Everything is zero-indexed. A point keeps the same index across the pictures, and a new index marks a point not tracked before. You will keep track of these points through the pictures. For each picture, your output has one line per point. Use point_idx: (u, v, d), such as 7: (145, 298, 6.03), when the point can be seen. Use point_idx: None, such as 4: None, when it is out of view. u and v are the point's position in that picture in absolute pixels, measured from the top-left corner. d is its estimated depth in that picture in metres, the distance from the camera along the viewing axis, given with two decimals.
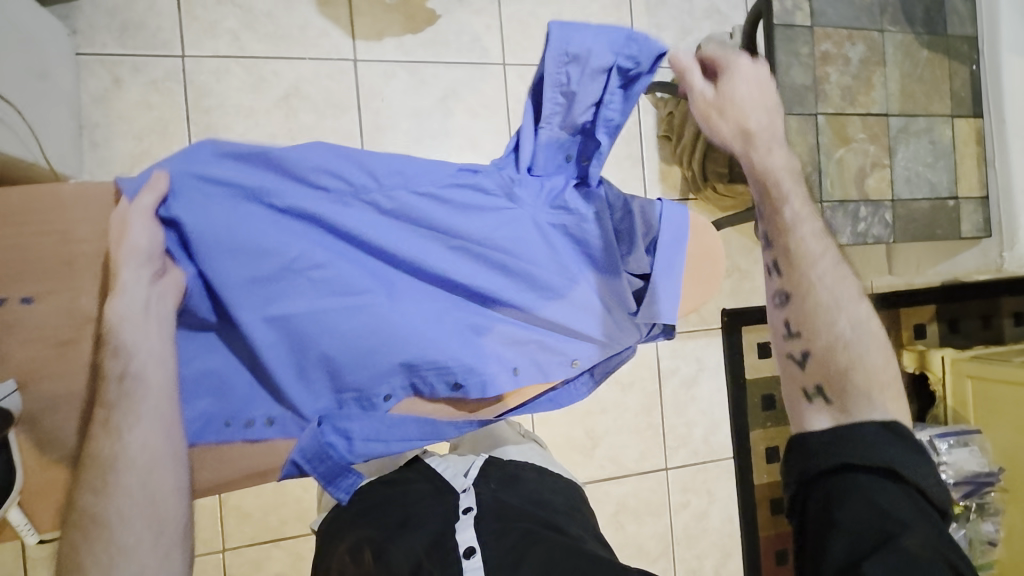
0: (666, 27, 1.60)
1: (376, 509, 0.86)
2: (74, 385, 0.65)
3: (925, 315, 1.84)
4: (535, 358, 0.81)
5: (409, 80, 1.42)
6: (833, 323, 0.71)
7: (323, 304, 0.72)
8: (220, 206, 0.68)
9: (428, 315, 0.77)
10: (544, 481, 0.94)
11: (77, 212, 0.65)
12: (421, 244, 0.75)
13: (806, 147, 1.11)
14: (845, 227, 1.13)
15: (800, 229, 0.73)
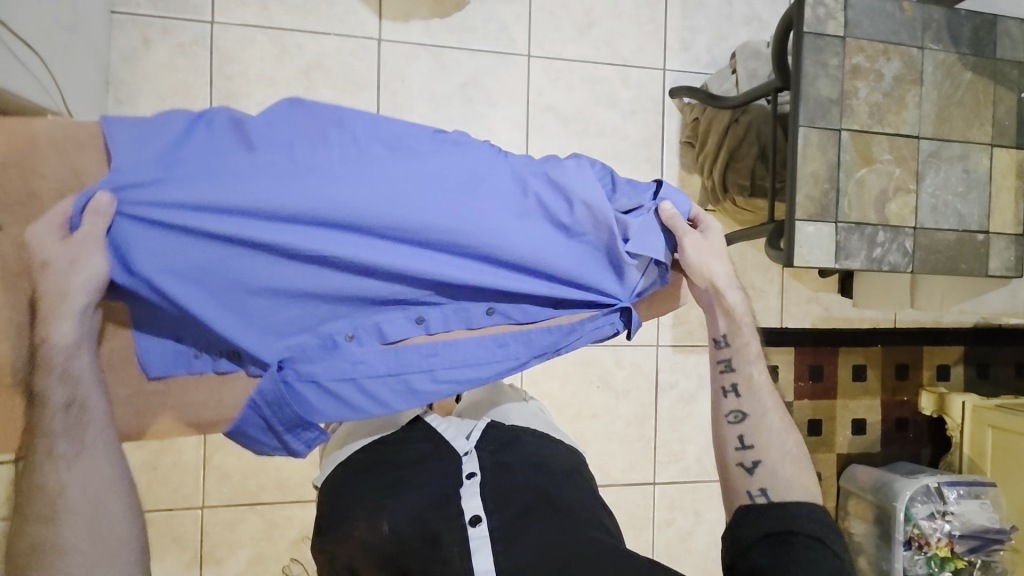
0: (701, 31, 1.56)
1: (365, 469, 0.80)
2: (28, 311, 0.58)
3: (950, 356, 1.75)
4: (517, 315, 0.73)
5: (432, 64, 1.41)
6: (780, 443, 0.83)
7: (277, 239, 0.62)
8: (163, 166, 0.60)
9: (396, 258, 0.67)
10: (549, 446, 0.85)
11: (48, 149, 0.57)
12: (393, 181, 0.66)
13: (826, 164, 1.04)
14: (860, 251, 1.06)
15: (751, 360, 0.85)
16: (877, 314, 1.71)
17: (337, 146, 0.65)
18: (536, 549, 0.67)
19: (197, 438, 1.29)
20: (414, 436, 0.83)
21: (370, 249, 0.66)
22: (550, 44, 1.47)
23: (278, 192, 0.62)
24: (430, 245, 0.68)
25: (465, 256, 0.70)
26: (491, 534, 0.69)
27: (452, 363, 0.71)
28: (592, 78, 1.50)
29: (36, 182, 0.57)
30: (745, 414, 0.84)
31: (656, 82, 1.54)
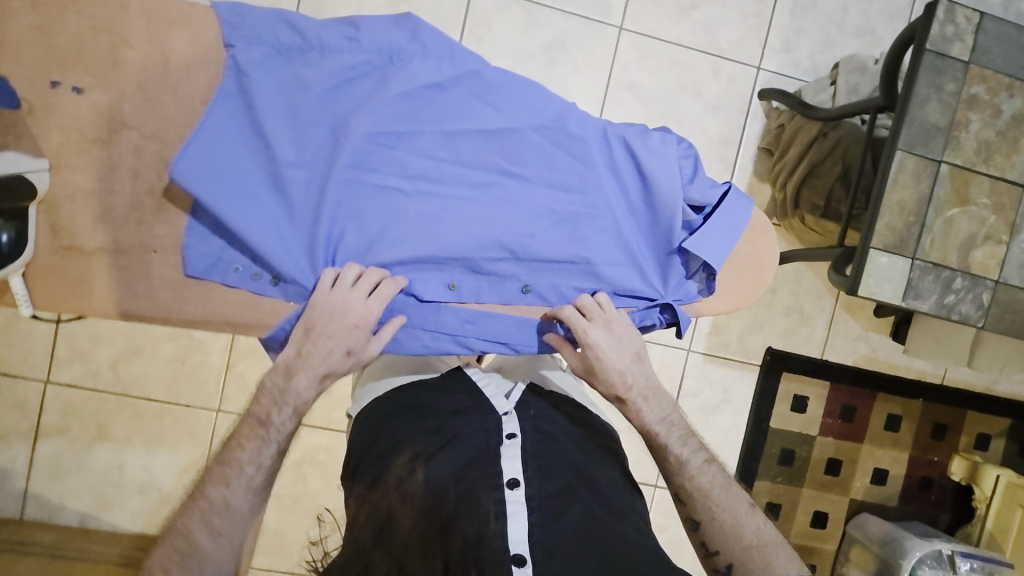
0: (807, 33, 1.46)
1: (409, 411, 0.81)
2: (97, 181, 0.64)
3: (993, 427, 1.65)
4: (558, 284, 0.74)
5: (521, 18, 1.37)
6: (744, 537, 0.71)
7: (359, 151, 0.65)
8: (271, 59, 0.63)
9: (462, 197, 0.70)
10: (585, 420, 0.86)
11: (137, 19, 0.62)
12: (479, 119, 0.68)
13: (916, 196, 0.97)
14: (931, 294, 0.99)
15: (686, 460, 0.74)
16: (925, 366, 1.62)
17: (438, 71, 0.66)
18: (574, 531, 0.65)
19: (225, 343, 1.33)
20: (455, 388, 0.85)
21: (440, 182, 0.69)
22: (646, 20, 1.40)
23: (371, 105, 0.65)
24: (496, 190, 0.70)
25: (527, 211, 0.71)
26: (527, 501, 0.67)
27: (484, 326, 0.73)
28: (681, 63, 1.43)
29: (120, 50, 0.62)
30: (697, 523, 0.73)
31: (747, 80, 1.46)
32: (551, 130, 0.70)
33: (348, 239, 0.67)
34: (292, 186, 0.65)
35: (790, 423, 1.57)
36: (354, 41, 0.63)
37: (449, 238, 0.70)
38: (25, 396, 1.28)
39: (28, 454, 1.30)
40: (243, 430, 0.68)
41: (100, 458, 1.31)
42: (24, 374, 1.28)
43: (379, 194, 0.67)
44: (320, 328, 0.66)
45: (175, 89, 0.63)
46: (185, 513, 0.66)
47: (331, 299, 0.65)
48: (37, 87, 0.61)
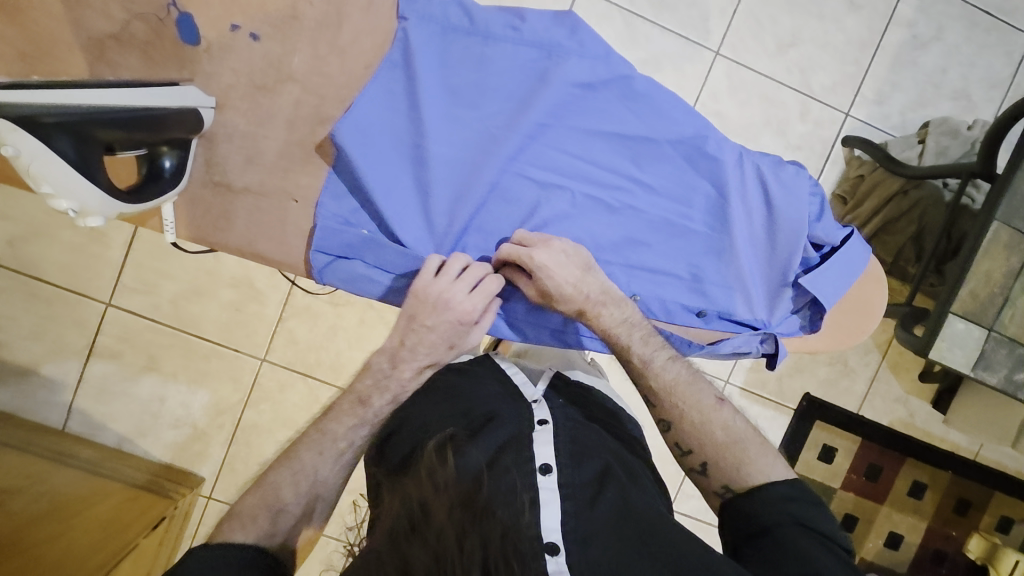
0: (903, 88, 1.45)
1: (443, 392, 0.80)
2: (259, 128, 0.70)
3: (1018, 512, 1.63)
4: (662, 297, 0.79)
5: (622, 29, 1.37)
6: (710, 433, 0.71)
7: (505, 138, 0.72)
8: (441, 39, 0.69)
9: (589, 196, 0.75)
10: (621, 418, 0.87)
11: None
12: (618, 122, 0.73)
13: (1004, 268, 0.96)
14: (1001, 368, 0.98)
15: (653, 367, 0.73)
16: (959, 439, 1.61)
17: (590, 73, 0.71)
18: (609, 515, 0.64)
19: (282, 297, 1.36)
20: (485, 375, 0.84)
21: (570, 178, 0.75)
22: (743, 49, 1.41)
23: (525, 101, 0.72)
24: (621, 195, 0.76)
25: (646, 220, 0.77)
26: (560, 489, 0.66)
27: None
28: (771, 98, 1.43)
29: (300, 5, 0.67)
30: (668, 423, 0.73)
31: (833, 125, 1.46)
32: (685, 145, 0.75)
33: (478, 219, 0.74)
34: (440, 157, 0.72)
35: (815, 472, 1.56)
36: (518, 32, 0.70)
37: (568, 235, 0.76)
38: (85, 315, 1.32)
39: (79, 371, 1.33)
40: (344, 401, 0.76)
41: (145, 387, 1.35)
42: (88, 294, 1.32)
43: (514, 176, 0.74)
44: (425, 319, 0.72)
45: (342, 52, 0.69)
46: (276, 469, 0.74)
47: (429, 291, 0.71)
48: (218, 29, 0.66)
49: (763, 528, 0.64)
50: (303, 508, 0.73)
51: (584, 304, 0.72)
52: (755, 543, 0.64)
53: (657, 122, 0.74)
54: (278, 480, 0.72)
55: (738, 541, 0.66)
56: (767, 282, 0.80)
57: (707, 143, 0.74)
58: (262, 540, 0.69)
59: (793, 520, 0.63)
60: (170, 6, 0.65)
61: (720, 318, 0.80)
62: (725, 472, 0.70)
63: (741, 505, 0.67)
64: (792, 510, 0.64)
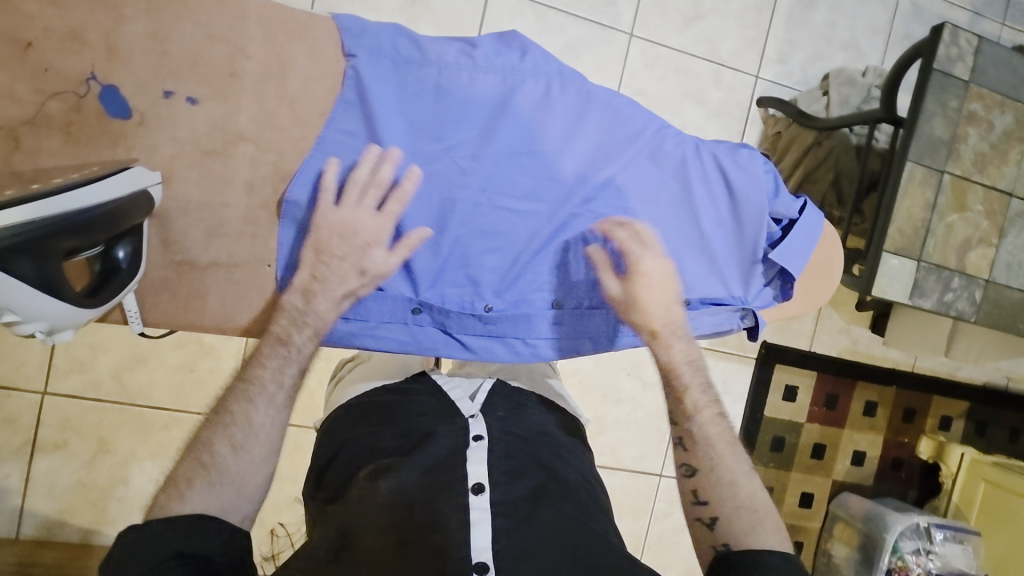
0: (800, 46, 1.56)
1: (380, 416, 0.86)
2: (212, 195, 0.65)
3: (955, 410, 1.82)
4: None
5: (535, 22, 1.41)
6: (733, 492, 0.74)
7: (474, 169, 0.72)
8: (394, 72, 0.67)
9: (564, 213, 0.76)
10: (562, 416, 0.93)
11: (255, 30, 0.62)
12: (579, 131, 0.74)
13: (922, 203, 1.06)
14: (933, 292, 1.08)
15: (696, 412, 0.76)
16: (898, 355, 1.77)
17: (549, 94, 0.72)
18: (542, 530, 0.71)
19: (238, 349, 1.30)
20: (421, 392, 0.89)
21: (542, 192, 0.75)
22: (653, 28, 1.47)
23: (491, 129, 0.71)
24: (595, 207, 0.77)
25: (621, 227, 0.79)
26: (493, 506, 0.72)
27: (571, 329, 0.80)
28: (685, 71, 1.50)
29: (237, 60, 0.62)
30: (694, 469, 0.76)
31: (746, 89, 1.54)
32: (644, 145, 0.77)
33: (457, 248, 0.74)
34: (411, 194, 0.70)
35: (782, 412, 1.68)
36: (471, 59, 0.69)
37: (547, 248, 0.77)
38: (17, 409, 1.20)
39: (22, 471, 1.21)
40: (266, 347, 0.67)
41: (103, 473, 1.25)
42: (18, 386, 1.20)
43: (488, 199, 0.74)
44: (334, 249, 0.66)
45: (294, 101, 0.65)
46: (211, 427, 0.65)
47: (336, 215, 0.66)
48: (149, 97, 0.61)
49: None
50: (243, 481, 0.64)
51: (658, 324, 0.76)
52: None
53: (618, 132, 0.76)
54: (211, 439, 0.64)
55: None
56: (737, 263, 0.85)
57: (664, 143, 0.78)
58: (204, 510, 0.61)
59: None
60: (90, 80, 0.59)
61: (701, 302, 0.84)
62: (732, 532, 0.72)
63: (734, 557, 0.69)
64: None
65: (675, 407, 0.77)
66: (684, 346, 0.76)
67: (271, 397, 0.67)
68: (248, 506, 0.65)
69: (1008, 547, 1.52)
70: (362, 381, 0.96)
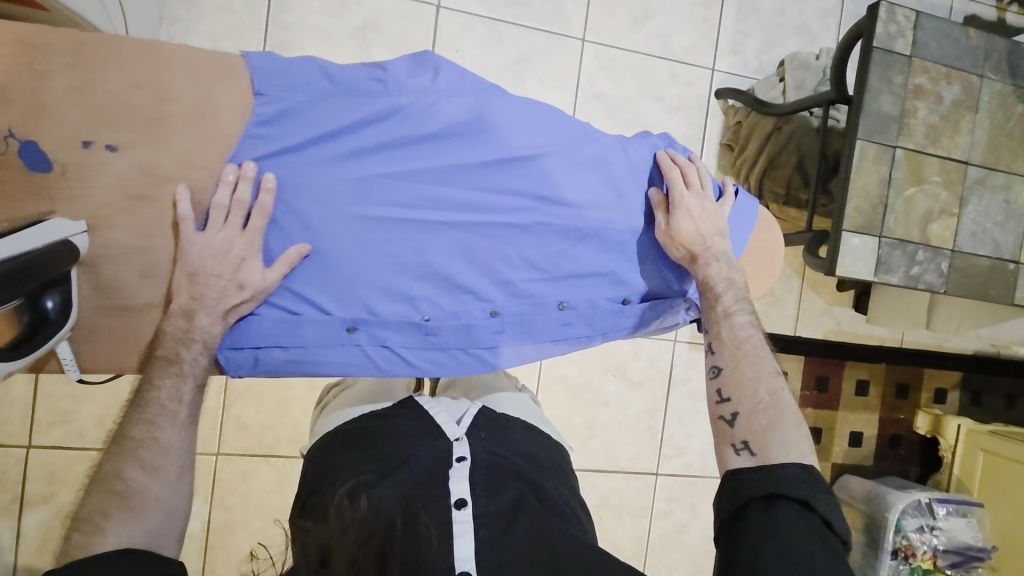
0: (752, 35, 1.58)
1: (361, 441, 0.86)
2: (144, 241, 0.60)
3: (948, 381, 1.81)
4: (591, 298, 0.75)
5: (486, 36, 1.43)
6: (755, 390, 0.75)
7: (392, 179, 0.65)
8: (304, 97, 0.61)
9: (496, 217, 0.69)
10: (540, 434, 0.95)
11: (180, 72, 0.59)
12: (509, 141, 0.68)
13: (878, 179, 1.06)
14: (899, 267, 1.08)
15: (729, 317, 0.78)
16: (885, 332, 1.76)
17: (465, 93, 0.66)
18: (524, 540, 0.70)
19: (219, 385, 1.30)
20: (405, 415, 0.88)
21: (474, 210, 0.68)
22: (605, 31, 1.49)
23: (403, 136, 0.65)
24: (530, 209, 0.70)
25: (558, 227, 0.72)
26: (475, 519, 0.70)
27: (519, 340, 0.72)
28: (641, 70, 1.52)
29: (159, 103, 0.58)
30: (720, 368, 0.77)
31: (703, 81, 1.56)
32: (580, 152, 0.71)
33: (386, 276, 0.67)
34: (329, 224, 0.64)
35: None
36: (385, 82, 0.64)
37: (482, 268, 0.70)
38: (3, 465, 1.20)
39: (13, 527, 1.21)
40: (152, 371, 0.62)
41: None
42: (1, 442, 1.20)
43: (416, 221, 0.67)
44: (207, 270, 0.60)
45: (218, 140, 0.60)
46: (113, 458, 0.63)
47: (205, 238, 0.60)
48: (67, 148, 0.57)
49: (768, 496, 0.68)
50: (160, 510, 0.63)
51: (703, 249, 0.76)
52: (757, 502, 0.67)
53: (547, 125, 0.69)
54: (124, 468, 0.63)
55: (732, 510, 0.69)
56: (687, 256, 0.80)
57: (594, 138, 0.72)
58: (126, 543, 0.60)
59: (801, 502, 0.67)
60: (7, 137, 0.55)
61: (641, 299, 0.78)
62: (758, 439, 0.73)
63: (748, 470, 0.71)
64: (802, 492, 0.67)
65: (707, 315, 0.78)
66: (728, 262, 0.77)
67: (171, 417, 0.64)
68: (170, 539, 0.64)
69: (1014, 516, 1.50)
70: (343, 411, 0.96)
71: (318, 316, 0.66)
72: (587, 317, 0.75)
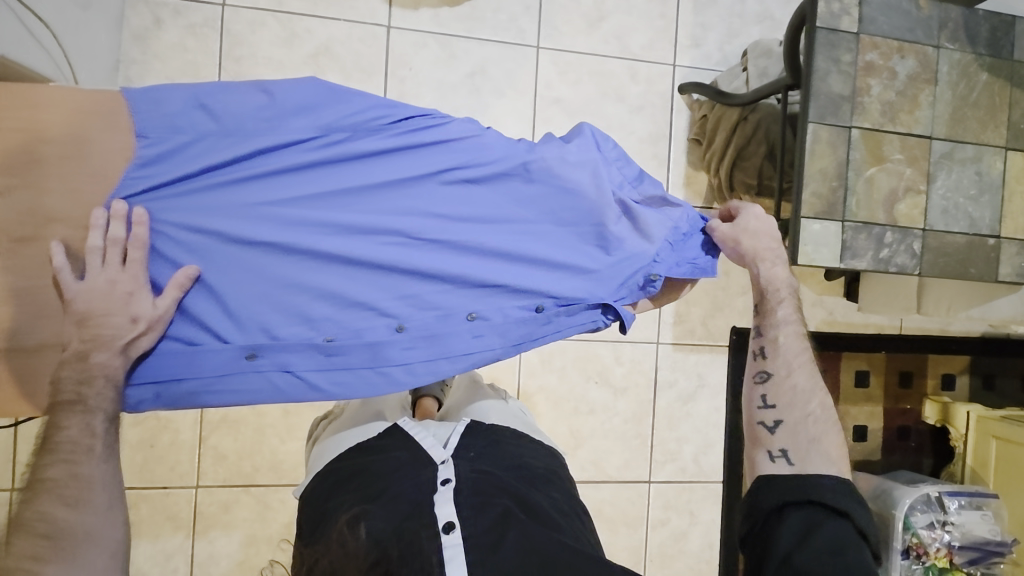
0: (712, 27, 1.56)
1: (352, 481, 0.72)
2: (31, 282, 0.62)
3: (955, 366, 1.73)
4: (503, 307, 0.71)
5: (440, 52, 1.43)
6: (804, 402, 0.76)
7: (284, 204, 0.67)
8: (186, 132, 0.64)
9: (392, 231, 0.69)
10: (539, 449, 0.83)
11: (53, 113, 0.62)
12: (397, 157, 0.69)
13: (835, 161, 1.02)
14: (867, 251, 1.04)
15: (781, 324, 0.79)
16: (882, 320, 1.68)
17: (350, 115, 0.67)
18: (517, 562, 0.60)
19: (194, 418, 1.30)
20: (393, 446, 0.76)
21: (365, 225, 0.68)
22: (560, 36, 1.48)
23: (290, 161, 0.66)
24: (427, 221, 0.70)
25: (459, 237, 0.71)
26: (466, 543, 0.62)
27: (428, 355, 0.69)
28: (600, 72, 1.51)
29: (37, 146, 0.61)
30: (770, 374, 0.78)
31: (665, 78, 1.54)
32: (473, 159, 0.71)
33: (281, 299, 0.67)
34: (221, 252, 0.65)
35: None
36: (267, 108, 0.66)
37: (379, 284, 0.69)
38: None
39: None
40: (57, 414, 0.60)
41: None
42: None
43: (306, 242, 0.67)
44: (96, 312, 0.61)
45: (101, 177, 0.63)
46: (31, 504, 0.58)
47: (88, 283, 0.61)
48: None
49: (804, 499, 0.69)
50: (93, 545, 0.59)
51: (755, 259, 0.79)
52: (795, 505, 0.69)
53: (437, 137, 0.70)
54: (44, 510, 0.58)
55: (767, 510, 0.70)
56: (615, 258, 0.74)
57: (491, 146, 0.71)
58: None
59: (835, 510, 0.68)
60: None
61: (562, 304, 0.72)
62: (808, 457, 0.72)
63: (782, 479, 0.71)
64: (837, 502, 0.68)
65: (764, 316, 0.80)
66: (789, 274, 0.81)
67: (90, 449, 0.61)
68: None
69: None
70: (331, 437, 0.84)
71: (215, 344, 0.66)
72: (501, 327, 0.71)
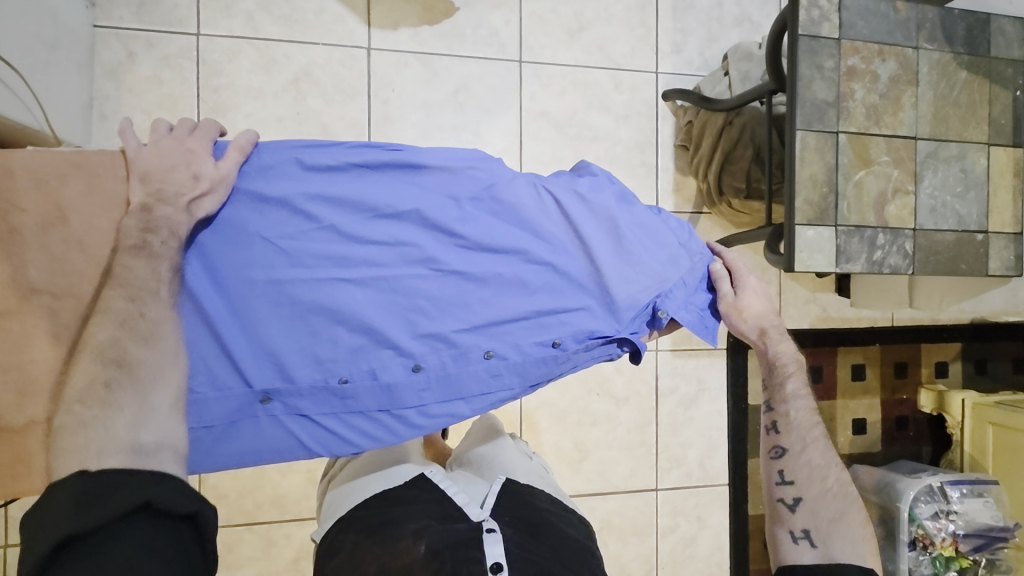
0: (692, 33, 1.56)
1: (378, 532, 0.70)
2: (20, 356, 0.61)
3: (948, 353, 1.75)
4: (516, 344, 0.74)
5: (422, 71, 1.42)
6: (819, 480, 0.89)
7: (301, 248, 0.68)
8: None
9: (411, 274, 0.71)
10: (572, 514, 0.81)
11: (25, 180, 0.60)
12: (410, 199, 0.71)
13: (824, 167, 1.03)
14: (860, 254, 1.04)
15: (790, 400, 0.91)
16: (874, 313, 1.70)
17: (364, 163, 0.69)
18: None
19: None
20: (420, 498, 0.74)
21: (379, 268, 0.70)
22: (541, 49, 1.48)
23: (310, 210, 0.68)
24: (440, 261, 0.72)
25: (478, 278, 0.73)
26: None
27: (444, 396, 0.72)
28: (584, 82, 1.50)
29: (13, 216, 0.60)
30: (785, 451, 0.91)
31: (648, 86, 1.54)
32: (484, 199, 0.73)
33: (294, 345, 0.68)
34: (234, 300, 0.67)
35: None
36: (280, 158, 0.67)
37: (394, 325, 0.71)
38: None
39: None
40: (120, 259, 0.59)
41: None
42: None
43: (321, 289, 0.69)
44: (163, 173, 0.63)
45: (83, 244, 0.62)
46: (99, 331, 0.56)
47: (151, 148, 0.64)
48: None
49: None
50: (163, 385, 0.58)
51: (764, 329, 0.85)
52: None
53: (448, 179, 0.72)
54: (117, 341, 0.56)
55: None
56: (622, 292, 0.75)
57: (509, 188, 0.74)
58: (136, 425, 0.54)
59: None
60: None
61: (578, 341, 0.75)
62: (830, 540, 0.85)
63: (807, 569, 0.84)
64: None
65: (777, 392, 0.92)
66: (795, 348, 0.89)
67: (156, 290, 0.59)
68: (179, 431, 0.58)
69: None
70: (351, 486, 0.81)
71: (227, 391, 0.67)
72: (512, 361, 0.73)
